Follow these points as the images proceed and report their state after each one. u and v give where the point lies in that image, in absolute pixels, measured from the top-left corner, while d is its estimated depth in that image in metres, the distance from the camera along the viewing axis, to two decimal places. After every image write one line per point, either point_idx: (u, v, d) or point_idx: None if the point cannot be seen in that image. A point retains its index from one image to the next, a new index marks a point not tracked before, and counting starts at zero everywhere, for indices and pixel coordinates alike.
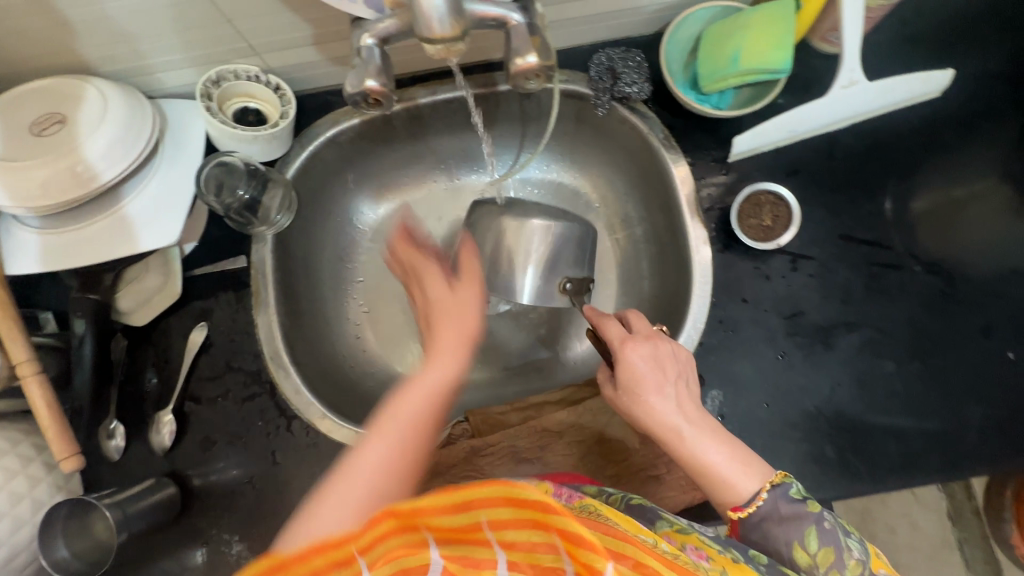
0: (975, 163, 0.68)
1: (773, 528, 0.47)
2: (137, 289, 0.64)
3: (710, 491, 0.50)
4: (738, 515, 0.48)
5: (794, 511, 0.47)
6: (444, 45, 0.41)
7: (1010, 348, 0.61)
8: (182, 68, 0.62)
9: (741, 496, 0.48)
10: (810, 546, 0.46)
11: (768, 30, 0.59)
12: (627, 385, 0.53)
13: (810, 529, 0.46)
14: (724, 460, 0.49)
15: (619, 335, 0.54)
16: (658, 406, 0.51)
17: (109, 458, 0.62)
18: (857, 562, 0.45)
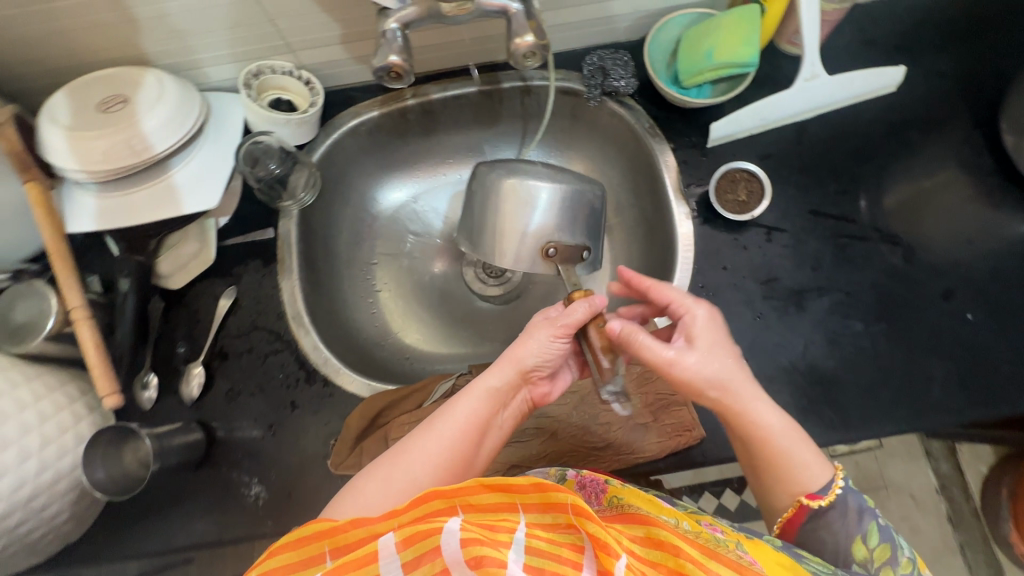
0: (932, 148, 0.75)
1: (836, 520, 0.53)
2: (176, 255, 0.71)
3: (785, 475, 0.53)
4: (816, 504, 0.52)
5: (858, 505, 0.53)
6: (456, 3, 0.51)
7: (968, 310, 0.67)
8: (227, 64, 0.72)
9: (818, 480, 0.53)
10: (869, 542, 0.52)
11: (737, 30, 0.67)
12: (709, 349, 0.55)
13: (871, 525, 0.52)
14: (797, 443, 0.54)
15: (687, 297, 0.58)
16: (733, 374, 0.54)
17: (142, 407, 0.68)
18: (908, 560, 0.51)
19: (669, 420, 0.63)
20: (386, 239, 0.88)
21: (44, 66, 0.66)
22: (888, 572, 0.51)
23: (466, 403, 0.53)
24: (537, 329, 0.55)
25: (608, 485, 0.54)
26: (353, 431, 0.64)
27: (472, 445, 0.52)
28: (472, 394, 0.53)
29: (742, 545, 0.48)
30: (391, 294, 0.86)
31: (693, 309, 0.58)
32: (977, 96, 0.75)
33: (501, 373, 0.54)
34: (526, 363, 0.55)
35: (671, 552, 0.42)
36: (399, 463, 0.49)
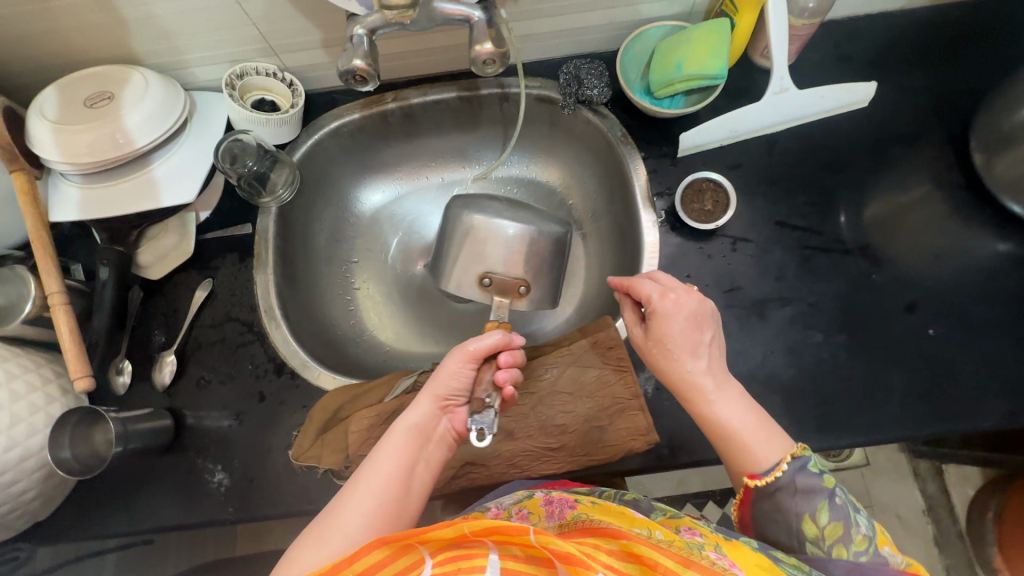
0: (904, 163, 0.75)
1: (786, 499, 0.52)
2: (156, 246, 0.74)
3: (731, 456, 0.54)
4: (756, 484, 0.52)
5: (809, 485, 0.51)
6: (398, 10, 0.51)
7: (929, 325, 0.67)
8: (212, 65, 0.74)
9: (760, 466, 0.52)
10: (820, 520, 0.50)
11: (707, 43, 0.68)
12: (659, 340, 0.58)
13: (822, 503, 0.50)
14: (747, 431, 0.54)
15: (654, 292, 0.58)
16: (683, 365, 0.56)
17: (116, 391, 0.70)
18: (864, 537, 0.49)
19: (624, 423, 0.63)
20: (366, 239, 0.90)
21: (38, 62, 0.70)
22: (842, 550, 0.49)
23: (392, 444, 0.52)
24: (449, 360, 0.58)
25: (577, 502, 0.54)
26: (315, 423, 0.66)
27: (406, 484, 0.50)
28: (398, 432, 0.53)
29: (720, 546, 0.47)
30: (368, 292, 0.88)
31: (656, 300, 0.58)
32: (950, 113, 0.75)
33: (420, 404, 0.55)
34: (443, 391, 0.56)
35: (647, 563, 0.43)
36: (329, 524, 0.46)
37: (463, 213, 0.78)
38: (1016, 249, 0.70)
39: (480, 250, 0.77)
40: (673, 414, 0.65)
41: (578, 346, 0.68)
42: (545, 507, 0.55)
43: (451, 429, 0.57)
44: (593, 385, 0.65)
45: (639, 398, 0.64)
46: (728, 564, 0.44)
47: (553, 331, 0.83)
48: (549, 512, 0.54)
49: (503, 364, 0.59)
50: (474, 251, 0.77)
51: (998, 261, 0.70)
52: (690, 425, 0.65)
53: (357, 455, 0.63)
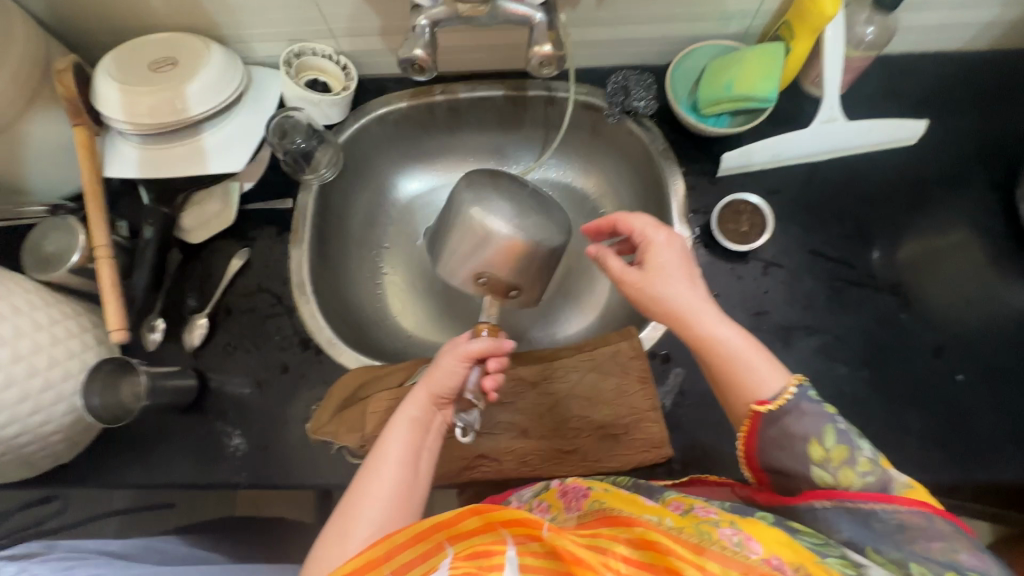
0: (946, 205, 0.74)
1: (792, 423, 0.50)
2: (200, 211, 0.76)
3: (735, 384, 0.52)
4: (766, 409, 0.51)
5: (814, 410, 0.50)
6: (472, 4, 0.53)
7: (958, 370, 0.66)
8: (273, 42, 0.76)
9: (767, 390, 0.51)
10: (827, 443, 0.48)
11: (758, 66, 0.68)
12: (659, 269, 0.58)
13: (827, 426, 0.48)
14: (743, 349, 0.53)
15: (646, 225, 0.60)
16: (672, 286, 0.57)
17: (147, 347, 0.72)
18: (868, 459, 0.46)
19: (638, 434, 0.64)
20: (398, 226, 0.91)
21: (108, 23, 0.72)
22: (847, 473, 0.47)
23: (398, 436, 0.53)
24: (444, 353, 0.58)
25: (591, 490, 0.53)
26: (335, 399, 0.68)
27: (415, 468, 0.52)
28: (404, 424, 0.54)
29: (735, 521, 0.45)
30: (395, 279, 0.89)
31: (651, 232, 0.59)
32: (998, 158, 0.74)
33: (422, 395, 0.56)
34: (434, 386, 0.57)
35: (661, 551, 0.42)
36: (352, 518, 0.49)
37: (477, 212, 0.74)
38: None
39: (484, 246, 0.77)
40: (688, 430, 0.66)
41: (601, 353, 0.68)
42: (562, 498, 0.56)
43: (446, 424, 0.58)
44: (612, 392, 0.66)
45: (655, 410, 0.64)
46: (744, 541, 0.43)
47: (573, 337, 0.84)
48: (568, 504, 0.55)
49: (490, 368, 0.60)
50: (475, 249, 0.75)
51: None
52: (704, 444, 0.65)
53: (373, 435, 0.64)
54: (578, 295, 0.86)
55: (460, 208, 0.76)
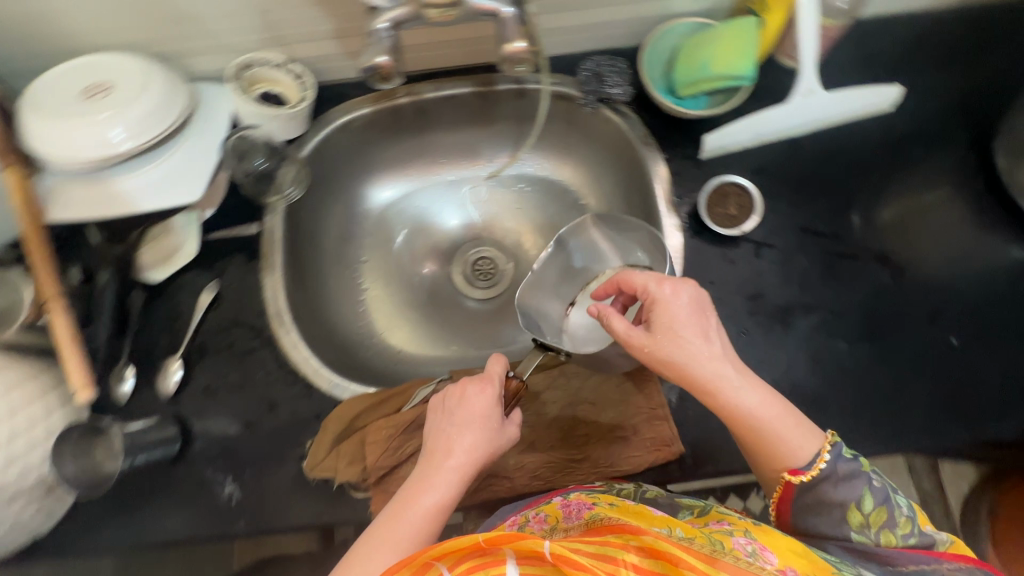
0: (926, 168, 0.74)
1: (831, 490, 0.48)
2: (159, 246, 0.70)
3: (766, 453, 0.49)
4: (798, 479, 0.48)
5: (850, 471, 0.49)
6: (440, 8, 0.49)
7: (953, 333, 0.67)
8: (218, 54, 0.70)
9: (799, 457, 0.48)
10: (866, 508, 0.48)
11: (734, 43, 0.66)
12: (669, 329, 0.50)
13: (865, 490, 0.48)
14: (773, 419, 0.48)
15: (651, 281, 0.54)
16: (689, 348, 0.49)
17: (118, 400, 0.67)
18: (907, 519, 0.48)
19: (648, 434, 0.62)
20: (374, 238, 0.87)
21: (25, 47, 0.65)
22: (888, 537, 0.47)
23: (439, 486, 0.49)
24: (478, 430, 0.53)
25: (595, 504, 0.53)
26: (331, 433, 0.64)
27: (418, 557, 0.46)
28: (448, 474, 0.50)
29: (750, 532, 0.46)
30: (378, 294, 0.85)
31: (658, 289, 0.53)
32: (971, 115, 0.75)
33: (479, 449, 0.52)
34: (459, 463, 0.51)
35: (670, 560, 0.40)
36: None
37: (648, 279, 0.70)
38: None
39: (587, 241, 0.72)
40: None
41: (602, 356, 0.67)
42: (562, 510, 0.55)
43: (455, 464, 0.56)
44: (615, 395, 0.65)
45: (662, 408, 0.63)
46: (759, 550, 0.43)
47: None
48: (568, 514, 0.54)
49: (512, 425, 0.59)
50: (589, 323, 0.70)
51: (1015, 267, 0.70)
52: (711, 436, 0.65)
53: (376, 466, 0.61)
54: None
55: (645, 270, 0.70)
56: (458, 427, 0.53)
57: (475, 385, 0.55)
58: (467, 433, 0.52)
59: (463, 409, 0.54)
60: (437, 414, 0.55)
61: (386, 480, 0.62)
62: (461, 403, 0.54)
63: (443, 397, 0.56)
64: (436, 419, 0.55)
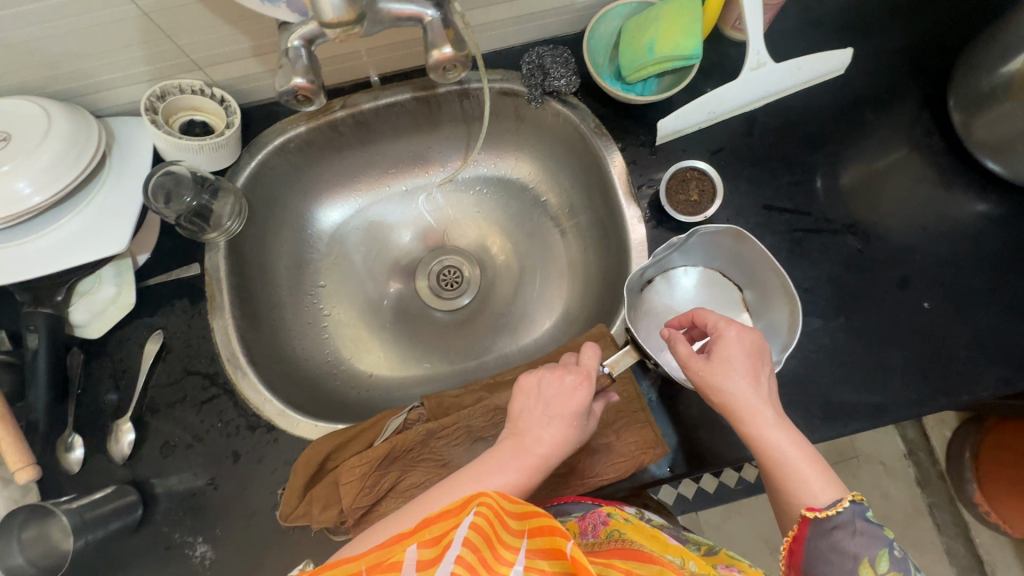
0: (883, 131, 0.73)
1: (845, 539, 0.45)
2: (91, 301, 0.65)
3: (787, 486, 0.48)
4: (814, 516, 0.46)
5: (868, 529, 0.45)
6: (341, 29, 0.43)
7: (924, 298, 0.67)
8: (129, 85, 0.64)
9: (820, 497, 0.47)
10: (879, 567, 0.44)
11: (676, 22, 0.64)
12: (725, 358, 0.53)
13: (882, 550, 0.44)
14: (802, 462, 0.49)
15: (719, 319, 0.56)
16: (738, 380, 0.52)
17: (69, 469, 0.62)
18: None
19: (631, 437, 0.62)
20: (331, 262, 0.83)
21: None
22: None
23: (518, 467, 0.49)
24: (563, 427, 0.51)
25: (610, 518, 0.54)
26: (300, 478, 0.60)
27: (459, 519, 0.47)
28: (529, 457, 0.49)
29: None
30: (342, 319, 0.81)
31: (723, 327, 0.54)
32: (923, 72, 0.73)
33: (564, 441, 0.51)
34: (537, 451, 0.50)
35: None
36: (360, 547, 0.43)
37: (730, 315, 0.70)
38: (995, 209, 0.70)
39: (711, 247, 0.69)
40: (678, 418, 0.65)
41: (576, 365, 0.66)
42: (579, 525, 0.55)
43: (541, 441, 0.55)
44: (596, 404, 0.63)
45: (644, 410, 0.63)
46: None
47: (542, 342, 0.81)
48: (585, 530, 0.55)
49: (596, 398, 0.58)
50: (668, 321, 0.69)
51: (980, 222, 0.70)
52: (694, 431, 0.64)
53: (352, 509, 0.58)
54: (533, 293, 0.84)
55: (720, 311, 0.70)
56: (551, 418, 0.51)
57: (573, 376, 0.53)
58: (558, 424, 0.51)
59: (560, 400, 0.52)
60: (529, 397, 0.53)
61: (365, 519, 0.60)
62: (560, 393, 0.53)
63: (539, 380, 0.54)
64: (528, 402, 0.53)
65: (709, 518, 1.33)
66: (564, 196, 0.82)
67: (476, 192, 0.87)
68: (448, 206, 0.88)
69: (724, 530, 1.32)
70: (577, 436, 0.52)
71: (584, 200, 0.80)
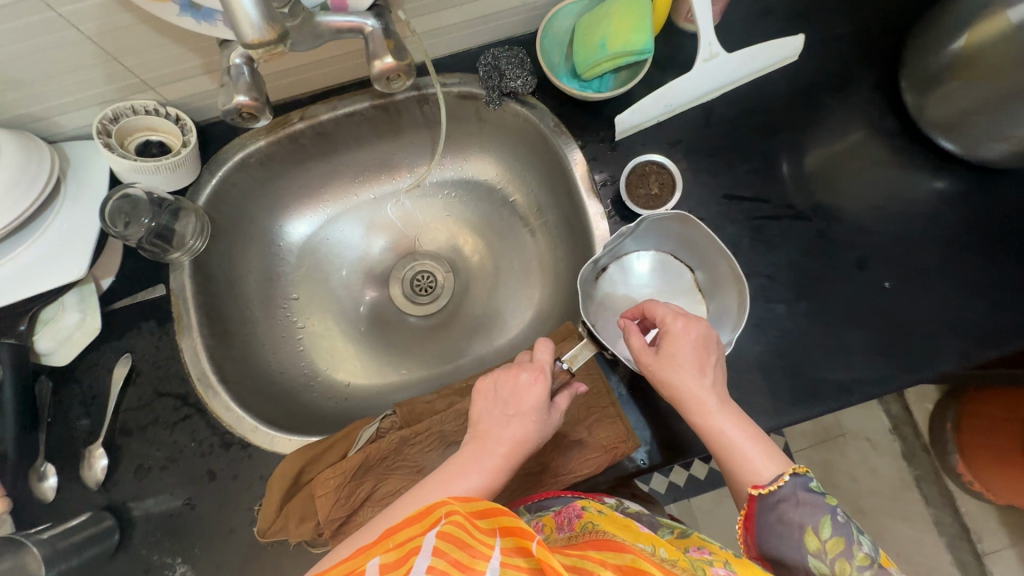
0: (838, 115, 0.74)
1: (789, 511, 0.47)
2: (56, 328, 0.65)
3: (733, 466, 0.50)
4: (758, 492, 0.48)
5: (811, 499, 0.47)
6: (265, 49, 0.40)
7: (885, 278, 0.68)
8: (80, 110, 0.64)
9: (763, 474, 0.49)
10: (823, 534, 0.46)
11: (626, 18, 0.64)
12: (671, 350, 0.54)
13: (825, 517, 0.46)
14: (745, 442, 0.50)
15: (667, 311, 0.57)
16: (684, 369, 0.53)
17: (43, 498, 0.62)
18: (868, 555, 0.44)
19: (603, 433, 0.63)
20: (302, 274, 0.83)
21: None
22: (844, 566, 0.44)
23: (481, 469, 0.48)
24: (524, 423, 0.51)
25: (584, 510, 0.52)
26: (276, 492, 0.60)
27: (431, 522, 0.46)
28: (492, 458, 0.49)
29: (729, 562, 0.44)
30: (316, 330, 0.81)
31: (670, 320, 0.56)
32: (875, 54, 0.74)
33: (527, 439, 0.51)
34: (500, 450, 0.49)
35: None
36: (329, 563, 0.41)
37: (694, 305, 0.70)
38: (952, 185, 0.71)
39: (671, 236, 0.70)
40: (648, 410, 0.66)
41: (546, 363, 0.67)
42: (557, 519, 0.54)
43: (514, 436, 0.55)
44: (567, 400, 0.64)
45: (614, 404, 0.64)
46: None
47: (516, 342, 0.81)
48: (561, 523, 0.53)
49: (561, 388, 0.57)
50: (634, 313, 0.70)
51: (936, 199, 0.71)
52: (665, 423, 0.65)
53: (328, 521, 0.59)
54: (505, 293, 0.84)
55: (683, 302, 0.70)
56: (511, 416, 0.51)
57: (528, 372, 0.53)
58: (518, 422, 0.51)
59: (518, 399, 0.52)
60: (487, 400, 0.53)
61: (342, 530, 0.60)
62: (515, 390, 0.52)
63: (494, 382, 0.54)
64: (486, 405, 0.53)
65: (700, 504, 1.34)
66: (532, 196, 0.83)
67: (445, 196, 0.87)
68: (418, 211, 0.88)
69: (716, 514, 1.34)
70: (539, 431, 0.52)
71: (550, 197, 0.80)
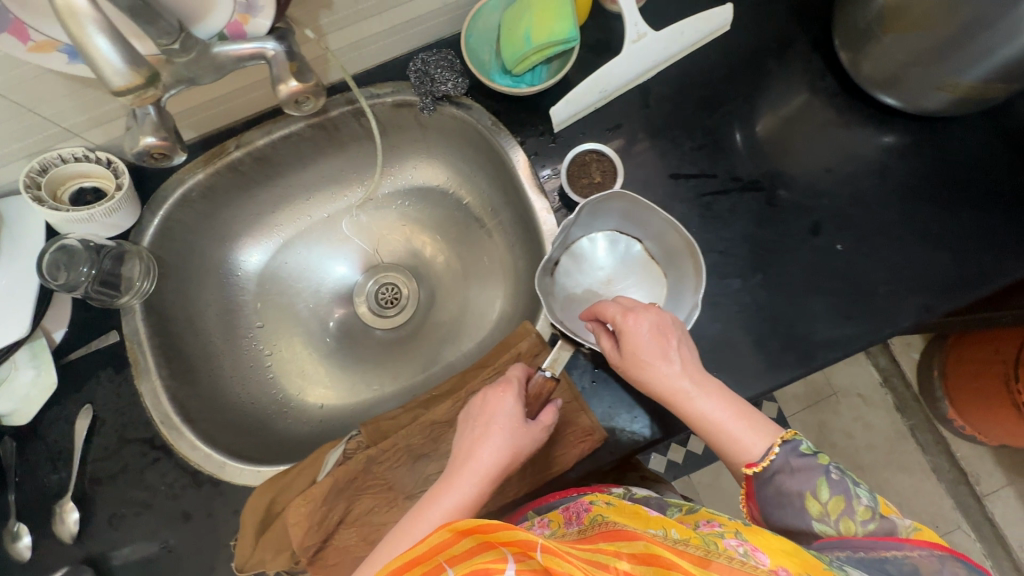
0: (776, 80, 0.73)
1: (787, 481, 0.48)
2: (11, 388, 0.65)
3: (724, 450, 0.51)
4: (754, 471, 0.49)
5: (805, 464, 0.47)
6: (135, 95, 0.39)
7: (838, 241, 0.67)
8: (5, 165, 0.63)
9: (753, 451, 0.49)
10: (822, 496, 0.46)
11: (547, 8, 0.63)
12: (634, 355, 0.54)
13: (820, 480, 0.46)
14: (730, 420, 0.51)
15: (617, 312, 0.56)
16: (655, 368, 0.53)
17: (20, 558, 0.62)
18: (866, 507, 0.45)
19: (570, 429, 0.63)
20: (263, 302, 0.82)
21: None
22: (849, 524, 0.45)
23: (459, 488, 0.49)
24: (496, 431, 0.52)
25: (592, 504, 0.51)
26: (250, 526, 0.60)
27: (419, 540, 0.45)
28: (469, 475, 0.49)
29: (739, 531, 0.42)
30: (284, 357, 0.81)
31: (621, 320, 0.55)
32: (808, 16, 0.73)
33: (503, 450, 0.51)
34: (482, 466, 0.50)
35: (665, 565, 0.38)
36: None
37: (649, 272, 0.71)
38: (899, 139, 0.70)
39: (615, 217, 0.69)
40: (615, 399, 0.65)
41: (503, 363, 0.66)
42: (565, 515, 0.53)
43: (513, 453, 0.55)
44: None
45: (578, 399, 0.64)
46: (750, 551, 0.40)
47: (484, 343, 0.81)
48: (569, 519, 0.52)
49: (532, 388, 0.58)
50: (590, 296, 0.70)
51: (883, 154, 0.70)
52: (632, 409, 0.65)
53: (302, 549, 0.59)
54: (471, 296, 0.84)
55: (635, 269, 0.71)
56: (484, 429, 0.53)
57: (496, 389, 0.56)
58: (491, 434, 0.52)
59: (488, 413, 0.54)
60: (464, 423, 0.55)
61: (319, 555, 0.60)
62: (485, 406, 0.55)
63: (470, 408, 0.56)
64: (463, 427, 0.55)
65: (700, 478, 1.34)
66: (484, 194, 0.81)
67: (400, 205, 0.86)
68: (372, 222, 0.86)
69: (716, 487, 1.34)
70: (518, 435, 0.53)
71: (501, 195, 0.79)
